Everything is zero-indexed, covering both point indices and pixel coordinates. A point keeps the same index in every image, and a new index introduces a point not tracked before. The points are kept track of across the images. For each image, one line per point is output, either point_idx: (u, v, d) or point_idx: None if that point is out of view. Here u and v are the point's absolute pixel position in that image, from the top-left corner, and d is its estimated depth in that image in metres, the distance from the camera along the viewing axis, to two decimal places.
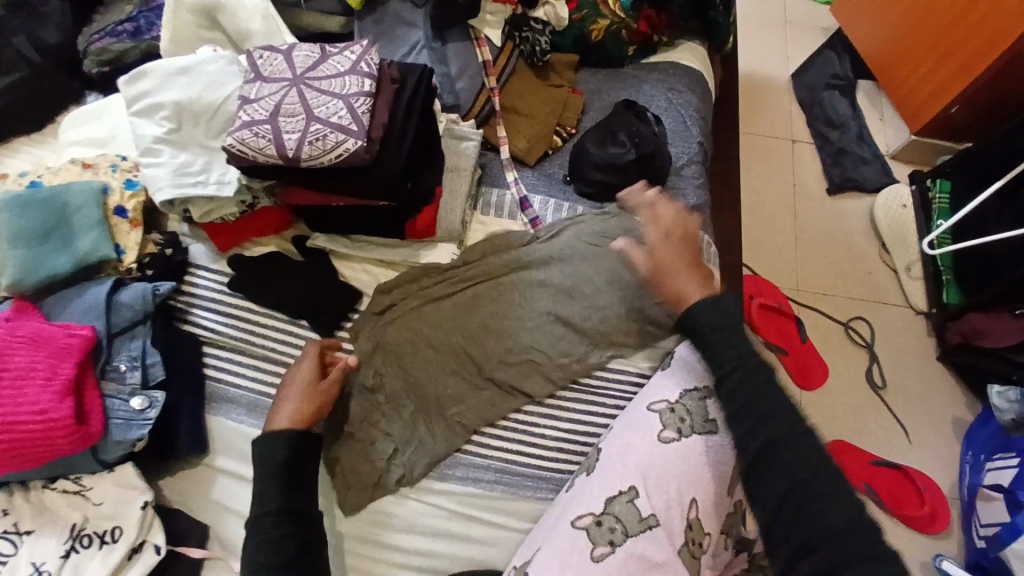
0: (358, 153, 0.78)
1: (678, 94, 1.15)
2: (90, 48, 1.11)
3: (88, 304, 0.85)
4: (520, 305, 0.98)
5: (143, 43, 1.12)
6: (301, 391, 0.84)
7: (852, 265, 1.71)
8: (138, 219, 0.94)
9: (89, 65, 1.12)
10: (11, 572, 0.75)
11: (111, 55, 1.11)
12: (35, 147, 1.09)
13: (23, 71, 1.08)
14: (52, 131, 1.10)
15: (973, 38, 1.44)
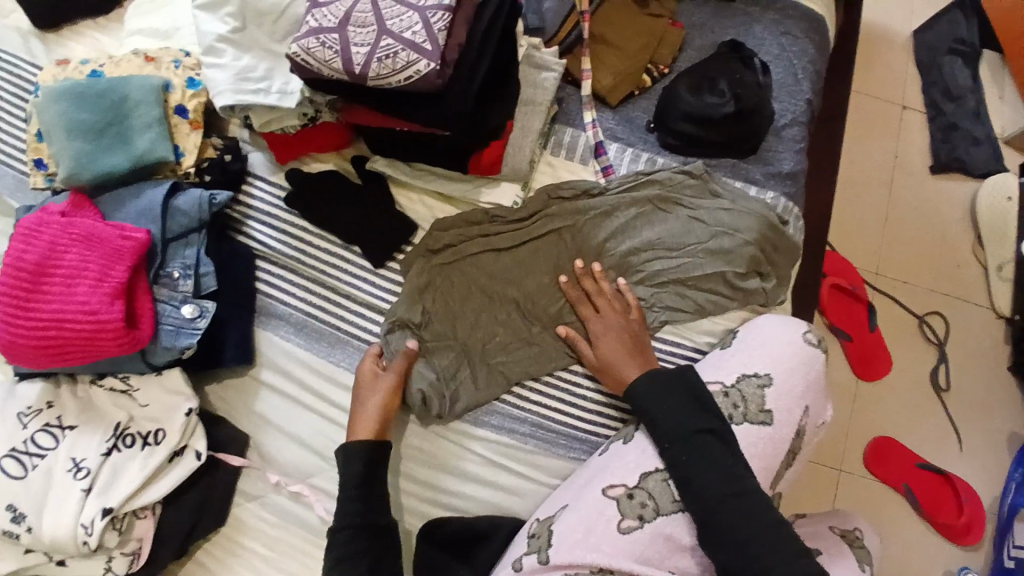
0: (429, 77, 0.70)
1: (793, 40, 0.99)
2: None
3: (144, 207, 0.84)
4: (583, 260, 0.91)
5: None
6: (368, 393, 0.85)
7: (939, 254, 1.55)
8: (199, 121, 0.89)
9: None
10: (50, 464, 0.79)
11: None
12: (100, 32, 1.04)
13: None
14: (115, 16, 1.05)
15: None
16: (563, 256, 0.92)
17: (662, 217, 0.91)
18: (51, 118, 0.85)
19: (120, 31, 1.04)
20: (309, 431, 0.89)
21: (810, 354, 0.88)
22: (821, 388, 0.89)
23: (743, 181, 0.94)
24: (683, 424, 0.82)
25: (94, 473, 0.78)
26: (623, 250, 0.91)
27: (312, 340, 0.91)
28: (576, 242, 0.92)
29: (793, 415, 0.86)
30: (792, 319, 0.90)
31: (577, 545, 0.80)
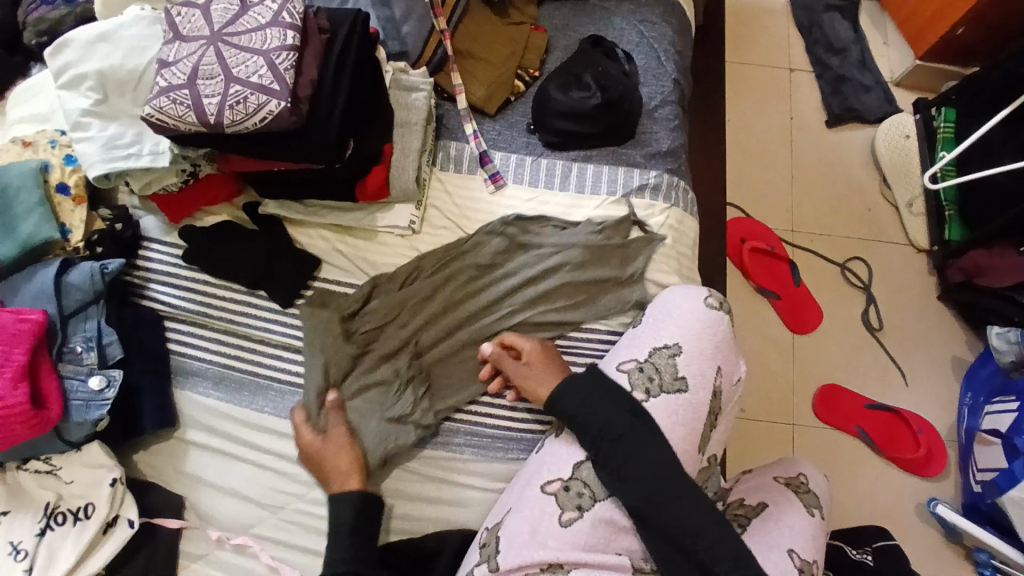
0: (283, 116, 0.72)
1: (651, 26, 1.05)
2: (28, 19, 1.04)
3: (38, 288, 0.84)
4: (471, 285, 0.94)
5: (77, 8, 1.04)
6: (329, 455, 0.85)
7: (849, 202, 1.62)
8: (82, 195, 0.90)
9: (28, 37, 1.05)
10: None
11: (47, 23, 1.03)
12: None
13: None
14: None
15: None
16: (455, 285, 0.94)
17: (546, 224, 0.96)
18: None
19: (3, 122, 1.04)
20: (243, 483, 0.89)
21: (713, 317, 0.91)
22: (730, 346, 0.92)
23: (624, 165, 0.98)
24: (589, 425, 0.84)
25: (32, 554, 0.78)
26: (510, 264, 0.94)
27: (233, 391, 0.92)
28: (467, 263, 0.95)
29: (707, 376, 0.89)
30: (692, 287, 0.93)
31: (524, 546, 0.81)
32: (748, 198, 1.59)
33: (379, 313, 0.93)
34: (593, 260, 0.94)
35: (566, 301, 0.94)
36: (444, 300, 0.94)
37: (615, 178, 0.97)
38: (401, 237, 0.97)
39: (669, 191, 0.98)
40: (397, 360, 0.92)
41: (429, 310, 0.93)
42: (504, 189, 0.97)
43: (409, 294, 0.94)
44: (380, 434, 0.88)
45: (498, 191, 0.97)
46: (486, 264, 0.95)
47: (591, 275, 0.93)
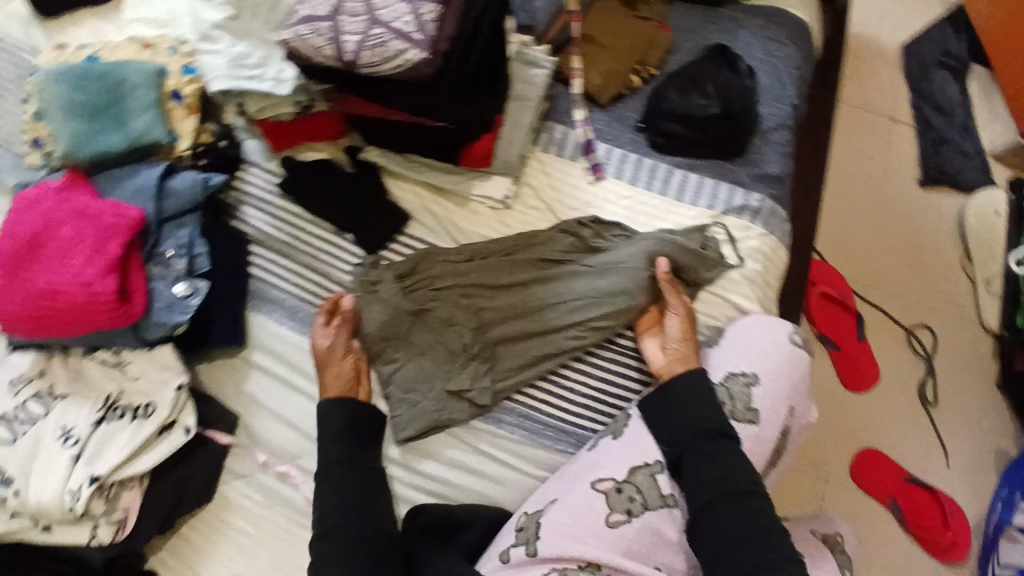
0: (418, 67, 0.72)
1: (778, 47, 1.02)
2: None
3: (139, 186, 0.85)
4: (540, 278, 0.93)
5: None
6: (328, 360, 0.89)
7: (927, 267, 1.57)
8: (195, 107, 0.92)
9: None
10: (39, 433, 0.80)
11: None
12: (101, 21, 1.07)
13: None
14: (116, 6, 1.08)
15: None
16: (524, 275, 0.93)
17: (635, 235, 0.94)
18: (50, 98, 0.87)
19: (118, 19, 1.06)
20: (297, 415, 0.90)
21: (795, 356, 0.90)
22: (805, 389, 0.91)
23: (729, 182, 0.95)
24: (665, 445, 0.86)
25: (83, 442, 0.79)
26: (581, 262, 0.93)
27: (302, 325, 0.92)
28: (544, 254, 0.94)
29: (778, 414, 0.89)
30: (779, 320, 0.92)
31: (567, 538, 0.82)
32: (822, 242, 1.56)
33: (445, 284, 0.93)
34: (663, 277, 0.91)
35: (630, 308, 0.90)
36: (512, 284, 0.93)
37: (716, 194, 0.95)
38: (491, 209, 0.97)
39: (768, 218, 0.95)
40: (459, 333, 0.91)
41: (488, 294, 0.93)
42: (602, 181, 0.96)
43: (477, 276, 0.93)
44: (436, 404, 0.90)
45: (596, 183, 0.96)
46: (559, 260, 0.94)
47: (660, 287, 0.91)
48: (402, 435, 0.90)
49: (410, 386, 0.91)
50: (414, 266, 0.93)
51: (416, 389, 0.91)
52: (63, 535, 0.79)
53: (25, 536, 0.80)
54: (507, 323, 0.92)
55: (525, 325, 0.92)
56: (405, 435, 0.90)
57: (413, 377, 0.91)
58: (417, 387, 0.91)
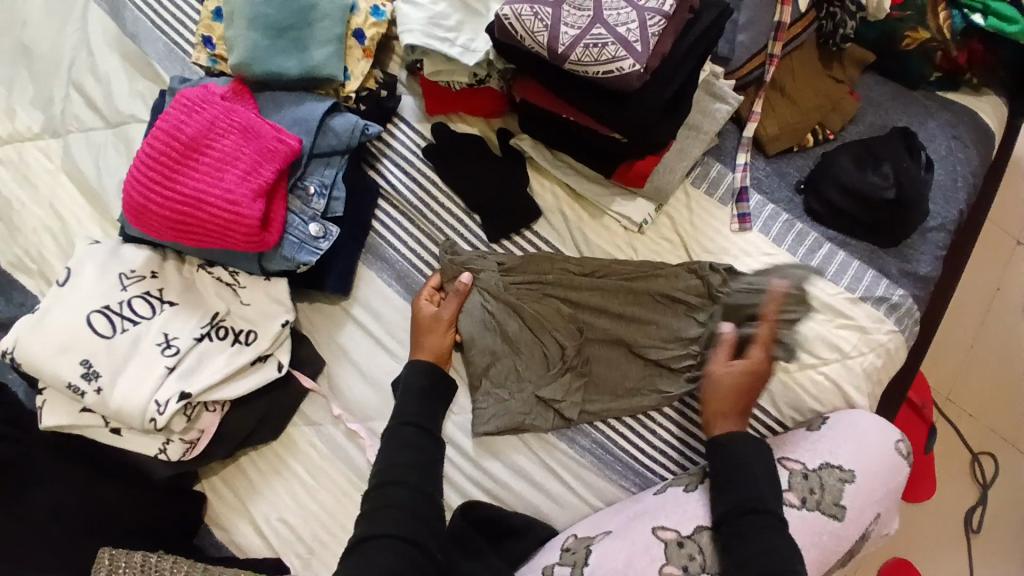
0: (628, 77, 0.70)
1: (961, 146, 0.97)
2: None
3: (301, 116, 0.84)
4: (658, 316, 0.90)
5: None
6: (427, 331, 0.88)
7: (1009, 402, 1.49)
8: (372, 51, 0.90)
9: None
10: (140, 333, 0.78)
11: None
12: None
13: None
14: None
15: None
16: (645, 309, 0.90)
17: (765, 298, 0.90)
18: (237, 4, 0.86)
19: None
20: (382, 379, 0.89)
21: (896, 462, 0.85)
22: (895, 498, 0.86)
23: (876, 270, 0.91)
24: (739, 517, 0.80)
25: (182, 354, 0.78)
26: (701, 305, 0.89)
27: (411, 293, 0.91)
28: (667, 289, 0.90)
29: (863, 517, 0.84)
30: (888, 424, 0.87)
31: (613, 572, 0.80)
32: None
33: (560, 292, 0.91)
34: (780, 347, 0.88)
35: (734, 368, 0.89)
36: (626, 311, 0.90)
37: (859, 277, 0.91)
38: (626, 230, 0.94)
39: (905, 316, 0.90)
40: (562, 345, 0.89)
41: (600, 313, 0.90)
42: (746, 232, 0.92)
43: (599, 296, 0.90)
44: (524, 407, 0.89)
45: (739, 232, 0.92)
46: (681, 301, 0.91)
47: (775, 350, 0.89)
48: (483, 428, 0.89)
49: (502, 382, 0.90)
50: (533, 266, 0.91)
51: (507, 388, 0.90)
52: (130, 443, 0.78)
53: (91, 431, 0.78)
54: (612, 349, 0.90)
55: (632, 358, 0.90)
56: (486, 429, 0.88)
57: (507, 375, 0.90)
58: (508, 386, 0.90)
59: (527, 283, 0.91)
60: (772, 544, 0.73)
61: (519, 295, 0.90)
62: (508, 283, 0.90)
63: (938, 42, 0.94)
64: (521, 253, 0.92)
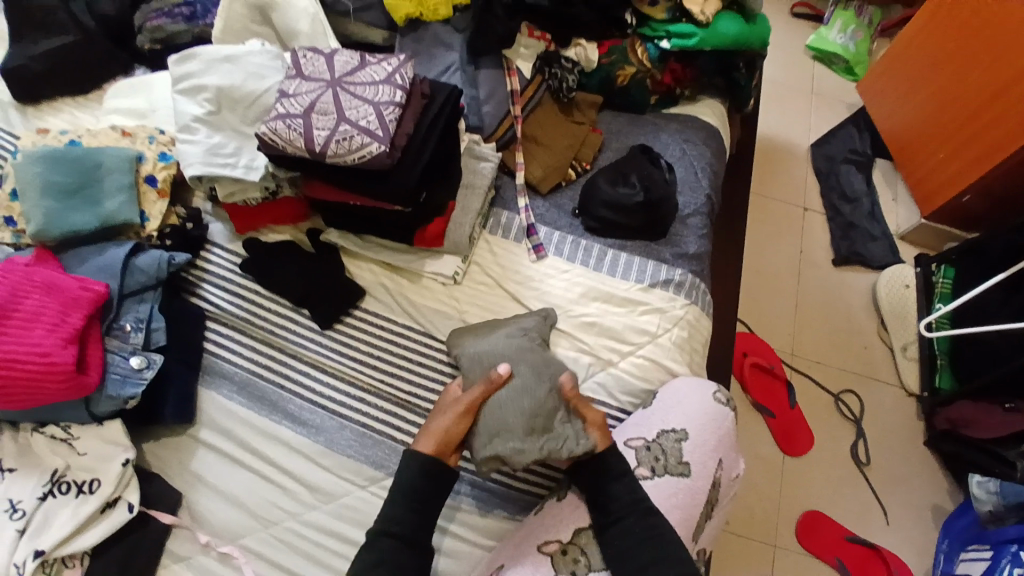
0: (379, 157, 0.84)
1: (693, 146, 1.19)
2: (146, 25, 1.15)
3: (105, 263, 0.91)
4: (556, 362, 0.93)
5: (196, 29, 1.16)
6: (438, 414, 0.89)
7: (847, 337, 1.80)
8: (166, 190, 0.99)
9: (142, 41, 1.16)
10: None
11: (163, 35, 1.15)
12: (78, 110, 1.17)
13: (76, 37, 1.16)
14: (96, 97, 1.18)
15: (978, 142, 1.63)
16: (524, 356, 0.92)
17: (580, 311, 1.04)
18: (25, 178, 0.92)
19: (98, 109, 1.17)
20: (243, 490, 0.90)
21: (721, 413, 0.98)
22: (730, 443, 0.98)
23: (654, 259, 1.08)
24: (598, 511, 0.87)
25: (29, 515, 0.77)
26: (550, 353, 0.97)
27: (255, 399, 0.94)
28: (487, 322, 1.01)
29: (708, 467, 0.93)
30: (702, 381, 1.01)
31: None
32: (754, 318, 1.79)
33: (397, 355, 0.98)
34: (602, 344, 1.02)
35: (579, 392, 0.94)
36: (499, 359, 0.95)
37: (644, 270, 1.07)
38: (443, 285, 1.04)
39: (690, 290, 1.08)
40: (408, 406, 0.95)
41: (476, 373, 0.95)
42: (544, 259, 1.07)
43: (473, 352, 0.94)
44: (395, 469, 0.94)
45: (539, 261, 1.06)
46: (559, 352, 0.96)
47: (597, 350, 1.02)
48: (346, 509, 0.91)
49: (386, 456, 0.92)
50: (366, 341, 0.99)
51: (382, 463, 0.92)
52: None
53: None
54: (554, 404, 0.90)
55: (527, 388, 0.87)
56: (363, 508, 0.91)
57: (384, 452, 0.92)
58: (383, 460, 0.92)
59: (362, 359, 0.98)
60: (636, 534, 0.83)
61: (359, 371, 0.97)
62: (347, 363, 0.97)
63: (643, 71, 1.15)
64: (352, 332, 0.99)
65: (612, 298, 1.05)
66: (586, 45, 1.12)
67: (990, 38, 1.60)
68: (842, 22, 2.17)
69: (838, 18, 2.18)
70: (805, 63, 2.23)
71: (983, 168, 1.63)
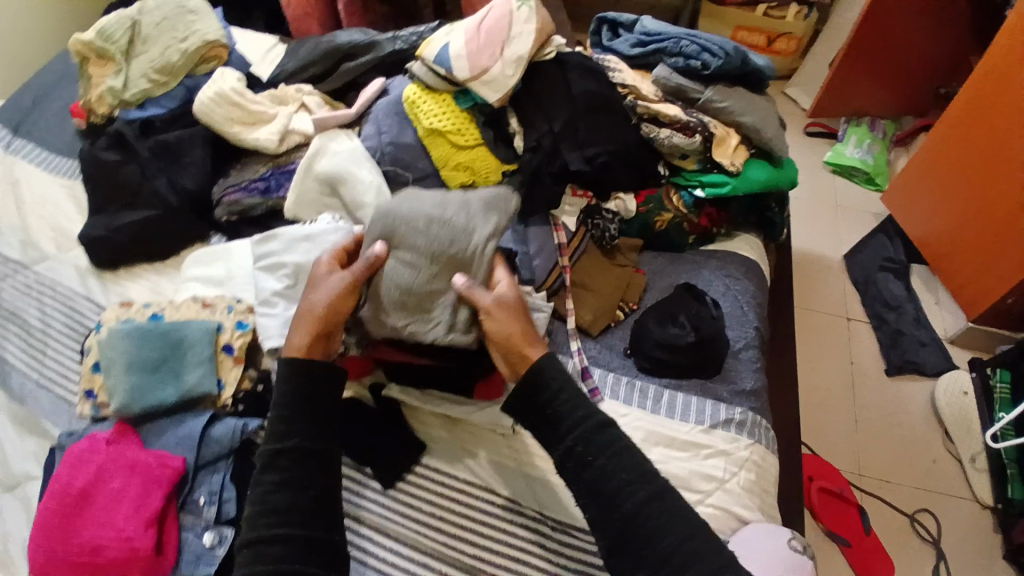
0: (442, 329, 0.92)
1: (735, 281, 1.23)
2: (224, 199, 1.28)
3: (184, 435, 0.94)
4: (465, 241, 0.93)
5: (270, 201, 1.28)
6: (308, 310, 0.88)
7: (913, 452, 1.70)
8: (242, 357, 1.03)
9: (221, 214, 1.28)
10: None
11: (240, 208, 1.27)
12: (155, 275, 1.26)
13: (159, 210, 1.26)
14: (174, 262, 1.28)
15: (1020, 242, 1.65)
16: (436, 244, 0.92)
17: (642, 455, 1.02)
18: (114, 355, 1.00)
19: (177, 275, 1.26)
20: None
21: (799, 561, 0.94)
22: None
23: (712, 398, 1.08)
24: None
25: None
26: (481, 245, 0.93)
27: None
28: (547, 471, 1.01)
29: None
30: (774, 528, 0.97)
31: None
32: (811, 434, 1.72)
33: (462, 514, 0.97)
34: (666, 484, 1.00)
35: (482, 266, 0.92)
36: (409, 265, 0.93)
37: (703, 409, 1.07)
38: (502, 435, 1.04)
39: (753, 428, 1.07)
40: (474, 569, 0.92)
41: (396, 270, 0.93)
42: (601, 403, 1.07)
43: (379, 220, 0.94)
44: None
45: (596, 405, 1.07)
46: (481, 236, 0.94)
47: None
48: None
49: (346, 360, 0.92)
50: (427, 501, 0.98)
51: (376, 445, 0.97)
52: None
53: None
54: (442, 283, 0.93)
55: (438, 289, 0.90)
56: None
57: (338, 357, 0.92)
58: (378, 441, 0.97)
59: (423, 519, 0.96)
60: None
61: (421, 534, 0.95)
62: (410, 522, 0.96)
63: (680, 217, 1.22)
64: (415, 492, 0.99)
65: (674, 441, 1.03)
66: (625, 197, 1.20)
67: (1005, 145, 1.67)
68: (855, 137, 2.29)
69: (851, 134, 2.30)
70: (826, 176, 2.31)
71: (1017, 278, 1.66)
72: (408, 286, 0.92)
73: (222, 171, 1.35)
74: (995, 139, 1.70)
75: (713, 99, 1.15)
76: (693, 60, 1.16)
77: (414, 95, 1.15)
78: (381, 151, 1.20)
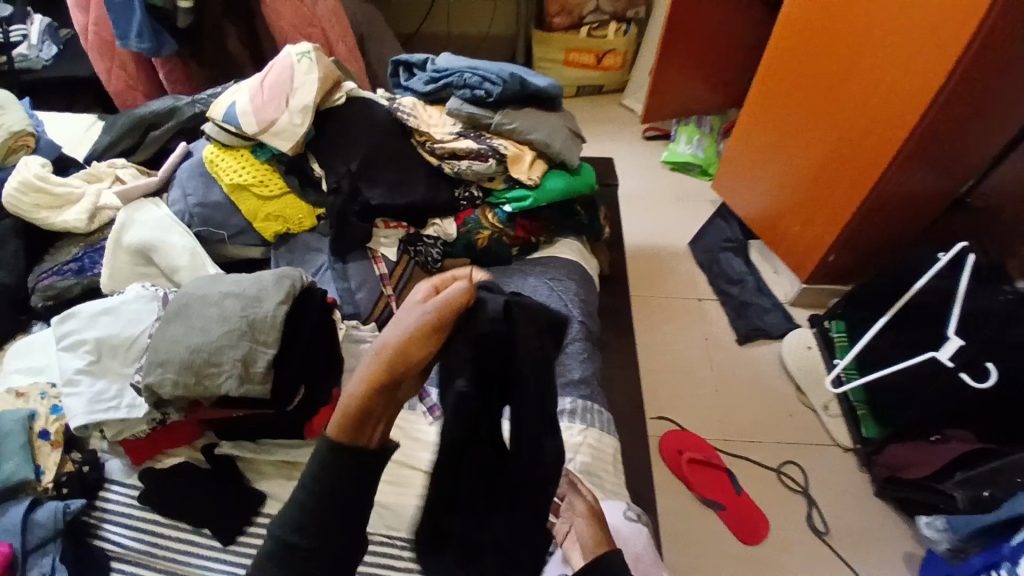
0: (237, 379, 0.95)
1: (558, 282, 1.31)
2: (38, 285, 1.19)
3: (4, 526, 0.89)
4: (256, 307, 0.91)
5: (86, 280, 1.21)
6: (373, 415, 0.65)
7: (770, 411, 1.86)
8: (61, 440, 1.00)
9: (36, 300, 1.19)
10: None
11: (55, 291, 1.18)
12: None
13: None
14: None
15: (829, 201, 1.82)
16: (223, 318, 0.89)
17: None
18: None
19: None
20: None
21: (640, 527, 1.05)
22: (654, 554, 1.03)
23: None
24: None
25: None
26: (269, 310, 0.90)
27: None
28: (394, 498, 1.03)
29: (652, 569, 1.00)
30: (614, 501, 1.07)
31: None
32: (680, 413, 1.83)
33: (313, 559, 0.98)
34: None
35: (269, 329, 0.89)
36: (196, 336, 0.88)
37: None
38: None
39: (585, 414, 1.14)
40: None
41: (181, 338, 0.89)
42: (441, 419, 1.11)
43: (179, 299, 0.93)
44: None
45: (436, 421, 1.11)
46: (267, 300, 0.92)
47: None
48: None
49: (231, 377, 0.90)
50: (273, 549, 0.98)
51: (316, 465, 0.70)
52: None
53: None
54: (242, 341, 0.87)
55: (221, 352, 0.86)
56: None
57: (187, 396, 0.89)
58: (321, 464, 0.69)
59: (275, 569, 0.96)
60: None
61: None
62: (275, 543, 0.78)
63: (497, 233, 1.30)
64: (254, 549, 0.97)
65: None
66: (442, 222, 1.26)
67: (804, 115, 1.84)
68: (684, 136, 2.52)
69: (680, 133, 2.53)
70: (667, 175, 2.53)
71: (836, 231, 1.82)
72: (197, 347, 0.87)
73: (39, 259, 1.26)
74: (796, 111, 1.86)
75: (503, 123, 1.25)
76: (477, 90, 1.26)
77: (212, 154, 1.19)
78: (190, 214, 1.21)
